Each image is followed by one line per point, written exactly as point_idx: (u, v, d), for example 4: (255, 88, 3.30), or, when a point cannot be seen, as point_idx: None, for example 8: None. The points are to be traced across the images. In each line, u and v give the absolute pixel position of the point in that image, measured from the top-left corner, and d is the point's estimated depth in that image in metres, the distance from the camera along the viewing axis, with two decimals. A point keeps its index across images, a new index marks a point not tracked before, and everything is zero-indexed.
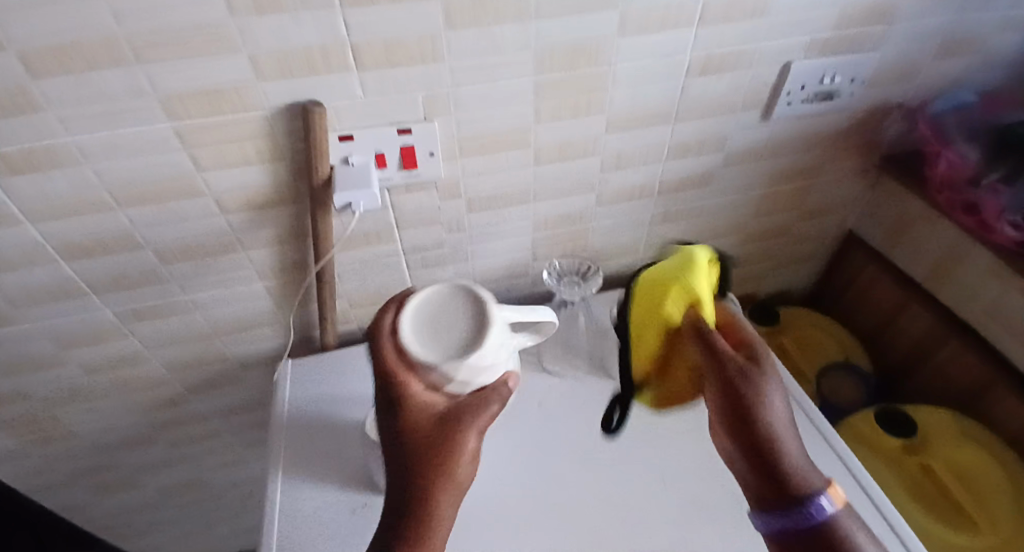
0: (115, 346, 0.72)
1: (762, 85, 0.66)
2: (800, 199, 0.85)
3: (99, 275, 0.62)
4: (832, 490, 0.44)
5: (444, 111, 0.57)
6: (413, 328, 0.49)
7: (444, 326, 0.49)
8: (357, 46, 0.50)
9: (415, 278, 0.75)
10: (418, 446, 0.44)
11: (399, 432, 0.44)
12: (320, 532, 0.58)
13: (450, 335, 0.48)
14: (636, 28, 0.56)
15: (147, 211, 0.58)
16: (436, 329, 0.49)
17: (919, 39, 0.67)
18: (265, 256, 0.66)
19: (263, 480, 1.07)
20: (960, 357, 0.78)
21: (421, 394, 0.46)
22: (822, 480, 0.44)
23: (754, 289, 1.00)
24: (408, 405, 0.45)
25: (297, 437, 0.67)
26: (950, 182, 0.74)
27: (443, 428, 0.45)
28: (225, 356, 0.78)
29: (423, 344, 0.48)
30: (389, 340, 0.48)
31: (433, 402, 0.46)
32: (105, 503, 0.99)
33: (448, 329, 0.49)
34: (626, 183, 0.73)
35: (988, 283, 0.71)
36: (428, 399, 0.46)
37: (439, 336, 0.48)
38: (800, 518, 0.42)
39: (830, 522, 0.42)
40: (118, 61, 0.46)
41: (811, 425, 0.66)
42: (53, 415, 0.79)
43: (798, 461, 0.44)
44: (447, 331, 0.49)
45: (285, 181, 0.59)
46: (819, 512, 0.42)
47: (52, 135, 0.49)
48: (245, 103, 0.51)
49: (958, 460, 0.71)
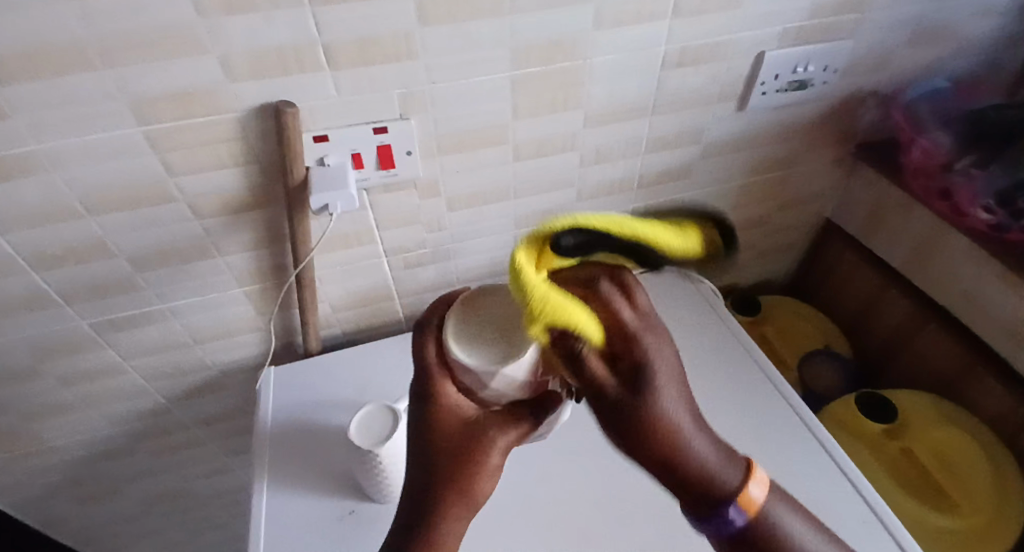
0: (91, 357, 0.70)
1: (739, 77, 0.67)
2: (779, 189, 0.85)
3: (71, 285, 0.61)
4: (752, 485, 0.28)
5: (421, 110, 0.57)
6: (456, 321, 0.35)
7: (489, 327, 0.34)
8: (330, 45, 0.49)
9: (397, 279, 0.75)
10: (446, 460, 0.35)
11: (426, 433, 0.36)
12: (307, 538, 0.58)
13: (497, 340, 0.33)
14: (611, 22, 0.56)
15: (119, 218, 0.56)
16: (478, 328, 0.34)
17: (890, 28, 0.68)
18: (242, 261, 0.65)
19: (249, 488, 1.05)
20: (937, 341, 0.79)
21: (453, 399, 0.36)
22: (737, 474, 0.28)
23: (736, 279, 1.01)
24: (439, 403, 0.36)
25: (281, 442, 0.66)
26: (925, 169, 0.74)
27: (470, 448, 0.35)
28: (206, 364, 0.77)
29: (464, 335, 0.34)
30: (434, 330, 0.37)
31: (462, 411, 0.36)
32: (88, 517, 0.97)
33: (501, 324, 0.34)
34: (607, 178, 0.73)
35: (962, 268, 0.72)
36: (463, 406, 0.36)
37: (477, 340, 0.34)
38: (713, 529, 0.28)
39: (746, 525, 0.29)
40: (82, 65, 0.45)
41: (794, 414, 0.67)
42: (29, 430, 0.77)
43: (706, 457, 0.27)
44: (497, 329, 0.34)
45: (260, 184, 0.58)
46: (733, 517, 0.28)
47: (16, 142, 0.48)
48: (217, 105, 0.50)
49: (938, 443, 0.72)
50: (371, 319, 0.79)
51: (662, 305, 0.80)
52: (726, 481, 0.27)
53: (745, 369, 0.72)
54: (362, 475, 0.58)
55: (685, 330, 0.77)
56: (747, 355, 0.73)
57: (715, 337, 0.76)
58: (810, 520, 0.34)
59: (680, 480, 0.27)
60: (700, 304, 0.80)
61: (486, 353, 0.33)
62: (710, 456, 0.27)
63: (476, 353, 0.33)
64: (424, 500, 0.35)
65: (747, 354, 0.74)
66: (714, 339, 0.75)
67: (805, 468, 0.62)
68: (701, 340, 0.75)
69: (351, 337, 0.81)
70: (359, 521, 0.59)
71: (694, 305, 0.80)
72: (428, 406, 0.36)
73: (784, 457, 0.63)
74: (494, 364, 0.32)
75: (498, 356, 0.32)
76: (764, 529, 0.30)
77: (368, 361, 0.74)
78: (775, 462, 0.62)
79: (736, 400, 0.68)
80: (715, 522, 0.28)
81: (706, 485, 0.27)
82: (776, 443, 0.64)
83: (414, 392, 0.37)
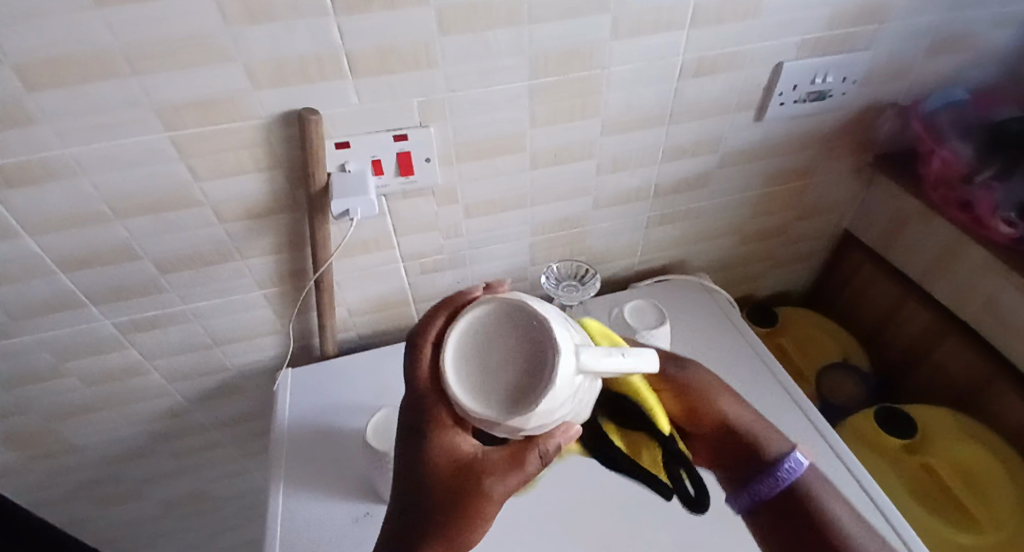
0: (113, 358, 0.71)
1: (755, 87, 0.67)
2: (796, 200, 0.85)
3: (96, 286, 0.62)
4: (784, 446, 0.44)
5: (440, 117, 0.58)
6: (456, 344, 0.37)
7: (496, 348, 0.36)
8: (352, 53, 0.50)
9: (414, 284, 0.75)
10: (427, 488, 0.35)
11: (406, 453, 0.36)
12: (321, 541, 0.58)
13: (501, 370, 0.36)
14: (628, 32, 0.56)
15: (144, 222, 0.58)
16: (483, 349, 0.37)
17: (909, 38, 0.68)
18: (263, 265, 0.67)
19: (265, 491, 1.06)
20: (958, 354, 0.78)
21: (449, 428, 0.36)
22: (786, 442, 0.44)
23: (753, 289, 1.00)
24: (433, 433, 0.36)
25: (297, 445, 0.67)
26: (944, 179, 0.74)
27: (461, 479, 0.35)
28: (224, 366, 0.78)
29: (466, 362, 0.36)
30: (432, 350, 0.38)
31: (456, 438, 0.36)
32: (107, 517, 0.98)
33: (507, 354, 0.36)
34: (623, 186, 0.73)
35: (983, 280, 0.71)
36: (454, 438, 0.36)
37: (478, 363, 0.36)
38: (771, 482, 0.42)
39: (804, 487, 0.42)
40: (113, 73, 0.46)
41: (810, 425, 0.66)
42: (51, 429, 0.78)
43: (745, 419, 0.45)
44: (504, 349, 0.36)
45: (282, 189, 0.59)
46: (791, 472, 0.42)
47: (49, 148, 0.50)
48: (241, 112, 0.51)
49: (959, 459, 0.71)
50: (387, 324, 0.80)
51: (678, 314, 0.80)
52: (775, 443, 0.44)
53: (762, 379, 0.71)
54: (378, 479, 0.59)
55: (701, 339, 0.76)
56: (763, 367, 0.73)
57: (732, 347, 0.75)
58: (871, 526, 0.43)
59: (741, 443, 0.44)
60: (716, 313, 0.80)
61: (487, 389, 0.35)
62: (754, 422, 0.45)
63: (475, 378, 0.35)
64: (415, 525, 0.35)
65: (763, 364, 0.73)
66: (730, 350, 0.75)
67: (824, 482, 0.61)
68: (717, 351, 0.75)
69: (368, 341, 0.82)
70: (375, 524, 0.59)
71: (709, 314, 0.80)
72: (424, 437, 0.36)
73: None
74: (496, 410, 0.34)
75: (503, 396, 0.35)
76: (822, 516, 0.41)
77: (384, 365, 0.75)
78: None
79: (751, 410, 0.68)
80: (772, 479, 0.42)
81: (757, 446, 0.44)
82: None
83: (413, 419, 0.37)
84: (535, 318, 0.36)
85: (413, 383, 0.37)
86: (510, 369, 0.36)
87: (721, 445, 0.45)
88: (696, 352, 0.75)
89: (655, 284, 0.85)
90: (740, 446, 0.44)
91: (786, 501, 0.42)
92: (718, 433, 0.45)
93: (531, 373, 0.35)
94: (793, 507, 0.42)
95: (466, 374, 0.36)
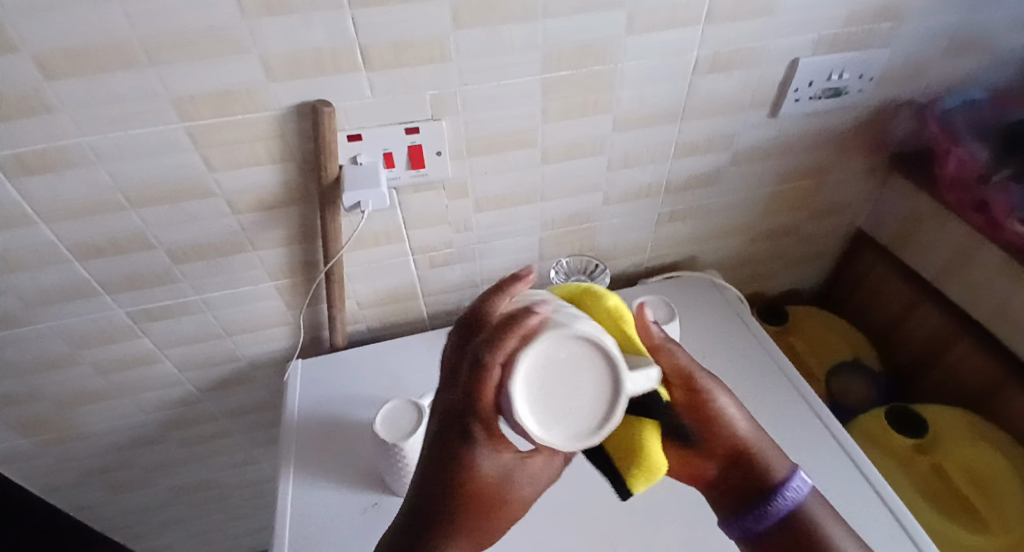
0: (126, 346, 0.72)
1: (770, 84, 0.66)
2: (809, 198, 0.84)
3: (111, 275, 0.63)
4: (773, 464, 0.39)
5: (452, 111, 0.58)
6: (527, 369, 0.30)
7: (562, 372, 0.31)
8: (366, 46, 0.50)
9: (423, 278, 0.76)
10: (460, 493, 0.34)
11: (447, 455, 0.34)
12: (329, 530, 0.59)
13: (570, 398, 0.31)
14: (643, 27, 0.56)
15: (159, 212, 0.59)
16: (551, 375, 0.31)
17: (928, 36, 0.67)
18: (274, 256, 0.67)
19: (272, 481, 1.07)
20: (971, 357, 0.77)
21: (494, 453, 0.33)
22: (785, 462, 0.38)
23: (762, 288, 0.99)
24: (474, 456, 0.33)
25: (306, 434, 0.67)
26: (960, 180, 0.73)
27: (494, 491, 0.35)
28: (234, 356, 0.79)
29: (532, 390, 0.30)
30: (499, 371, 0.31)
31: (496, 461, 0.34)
32: (117, 503, 1.00)
33: (576, 379, 0.31)
34: (633, 183, 0.73)
35: (999, 283, 0.70)
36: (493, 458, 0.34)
37: (544, 389, 0.31)
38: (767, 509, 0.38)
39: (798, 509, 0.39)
40: (132, 64, 0.47)
41: (821, 425, 0.66)
42: (65, 415, 0.80)
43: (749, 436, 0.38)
44: (570, 375, 0.31)
45: (294, 180, 0.59)
46: (793, 497, 0.38)
47: (67, 137, 0.50)
48: (256, 103, 0.52)
49: (971, 461, 0.70)
50: (396, 317, 0.81)
51: (687, 311, 0.80)
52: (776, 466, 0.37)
53: (772, 378, 0.71)
54: (386, 470, 0.59)
55: (710, 336, 0.76)
56: (773, 365, 0.72)
57: (741, 345, 0.75)
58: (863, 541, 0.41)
59: (742, 467, 0.37)
60: (726, 311, 0.79)
61: (552, 419, 0.31)
62: (758, 441, 0.38)
63: (541, 406, 0.31)
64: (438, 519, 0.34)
65: (773, 363, 0.73)
66: (739, 348, 0.75)
67: (833, 482, 0.61)
68: (727, 348, 0.75)
69: (376, 334, 0.82)
70: (382, 514, 0.60)
71: (719, 312, 0.79)
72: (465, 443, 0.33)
73: (810, 469, 0.62)
74: (561, 437, 0.31)
75: (569, 425, 0.31)
76: (807, 528, 0.39)
77: (392, 358, 0.75)
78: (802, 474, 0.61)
79: (759, 408, 0.67)
80: (771, 508, 0.38)
81: (762, 473, 0.37)
82: (800, 454, 0.63)
83: (454, 424, 0.34)
84: (605, 348, 0.31)
85: (464, 403, 0.33)
86: (577, 400, 0.31)
87: (714, 470, 0.38)
88: (705, 349, 0.75)
89: (664, 281, 0.85)
90: (743, 472, 0.37)
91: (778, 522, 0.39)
92: (717, 455, 0.37)
93: (596, 411, 0.31)
94: (785, 528, 0.39)
95: (532, 400, 0.31)
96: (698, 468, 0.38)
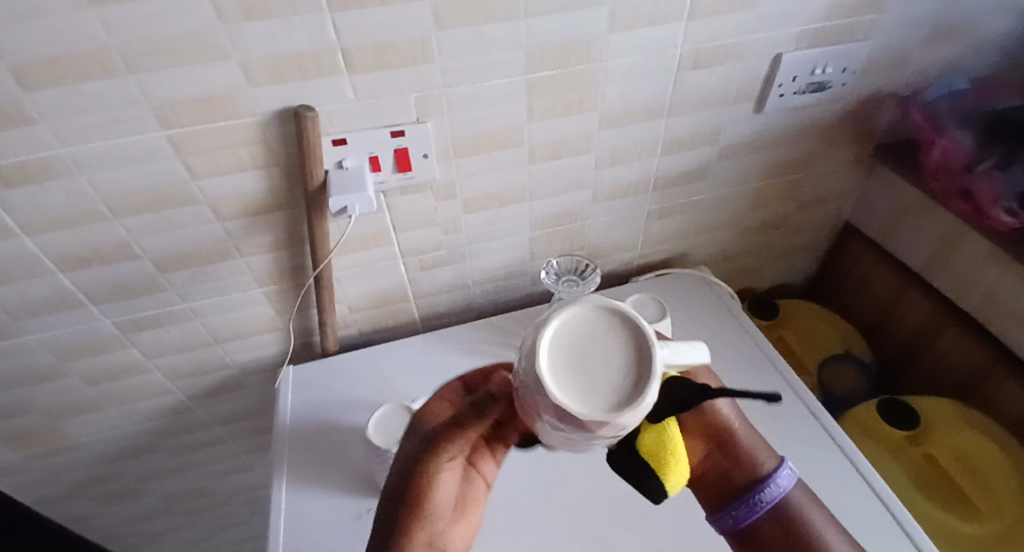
0: (114, 356, 0.72)
1: (755, 78, 0.66)
2: (797, 191, 0.85)
3: (96, 285, 0.63)
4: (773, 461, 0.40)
5: (437, 113, 0.57)
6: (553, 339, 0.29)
7: (596, 350, 0.29)
8: (348, 49, 0.50)
9: (413, 280, 0.75)
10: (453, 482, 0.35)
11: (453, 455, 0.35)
12: (325, 536, 0.59)
13: (599, 368, 0.28)
14: (627, 24, 0.56)
15: (143, 221, 0.58)
16: (582, 349, 0.29)
17: (910, 27, 0.67)
18: (262, 263, 0.66)
19: (267, 486, 1.07)
20: (959, 345, 0.78)
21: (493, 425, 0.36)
22: (767, 460, 0.39)
23: (753, 281, 1.00)
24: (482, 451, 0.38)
25: (298, 441, 0.67)
26: (945, 169, 0.73)
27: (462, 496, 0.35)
28: (225, 363, 0.78)
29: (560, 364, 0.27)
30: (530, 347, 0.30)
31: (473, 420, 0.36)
32: (111, 514, 0.99)
33: (605, 354, 0.29)
34: (621, 180, 0.73)
35: (985, 271, 0.71)
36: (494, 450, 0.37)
37: (572, 356, 0.28)
38: (758, 503, 0.38)
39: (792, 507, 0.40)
40: (110, 72, 0.46)
41: (811, 417, 0.66)
42: (54, 427, 0.79)
43: (741, 431, 0.39)
44: (601, 352, 0.29)
45: (280, 186, 0.59)
46: (783, 487, 0.39)
47: (46, 148, 0.50)
48: (238, 109, 0.51)
49: (962, 449, 0.71)
50: (387, 320, 0.80)
51: (678, 307, 0.80)
52: (761, 461, 0.39)
53: (763, 371, 0.71)
54: (380, 474, 0.59)
55: (701, 332, 0.76)
56: (764, 358, 0.73)
57: (732, 340, 0.75)
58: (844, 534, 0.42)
59: (731, 462, 0.39)
60: (717, 306, 0.80)
61: (584, 390, 0.27)
62: (747, 437, 0.40)
63: (568, 367, 0.27)
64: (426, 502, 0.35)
65: (764, 357, 0.73)
66: (731, 342, 0.75)
67: (826, 474, 0.61)
68: (718, 343, 0.75)
69: (368, 337, 0.82)
70: None
71: (710, 307, 0.80)
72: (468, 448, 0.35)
73: (803, 460, 0.62)
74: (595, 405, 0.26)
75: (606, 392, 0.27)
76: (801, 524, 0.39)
77: (384, 361, 0.75)
78: (796, 468, 0.62)
79: (751, 402, 0.68)
80: (763, 498, 0.38)
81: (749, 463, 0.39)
82: (792, 446, 0.63)
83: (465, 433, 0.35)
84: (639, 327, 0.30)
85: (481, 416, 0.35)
86: (606, 371, 0.28)
87: (714, 464, 0.39)
88: (697, 345, 0.75)
89: (654, 277, 0.85)
90: (734, 462, 0.39)
91: (773, 520, 0.39)
92: (716, 450, 0.38)
93: (634, 380, 0.27)
94: (779, 524, 0.39)
95: (563, 371, 0.27)
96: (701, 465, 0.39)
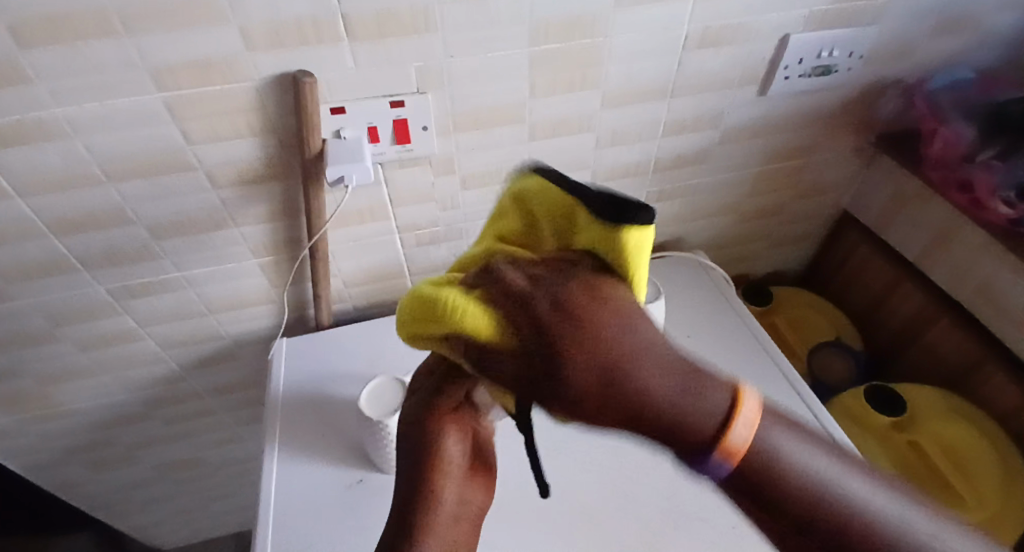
0: (107, 323, 0.71)
1: (760, 61, 0.66)
2: (796, 178, 0.84)
3: (89, 251, 0.62)
4: (743, 412, 0.22)
5: (438, 85, 0.57)
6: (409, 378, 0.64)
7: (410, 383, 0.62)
8: (348, 15, 0.49)
9: (409, 257, 0.75)
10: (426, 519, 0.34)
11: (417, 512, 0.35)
12: (314, 507, 0.59)
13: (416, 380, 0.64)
14: (632, 0, 0.55)
15: (138, 185, 0.57)
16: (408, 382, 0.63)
17: (918, 14, 0.67)
18: (256, 233, 0.66)
19: (259, 459, 1.08)
20: (951, 335, 0.79)
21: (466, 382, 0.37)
22: (718, 412, 0.22)
23: (748, 269, 1.00)
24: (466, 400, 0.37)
25: (292, 411, 0.67)
26: (945, 161, 0.74)
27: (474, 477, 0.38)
28: (219, 334, 0.78)
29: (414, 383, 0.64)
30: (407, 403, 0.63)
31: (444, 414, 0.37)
32: (102, 481, 0.99)
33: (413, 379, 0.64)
34: (621, 161, 0.72)
35: (981, 262, 0.71)
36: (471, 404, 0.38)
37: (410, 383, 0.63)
38: (698, 470, 0.23)
39: (730, 478, 0.22)
40: (106, 31, 0.45)
41: (798, 398, 0.66)
42: (45, 394, 0.79)
43: (642, 380, 0.23)
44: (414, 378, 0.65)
45: (277, 155, 0.58)
46: (717, 471, 0.23)
47: (41, 107, 0.49)
48: (236, 74, 0.50)
49: (947, 438, 0.72)
50: (382, 296, 0.80)
51: (673, 292, 0.80)
52: (701, 397, 0.23)
53: (755, 358, 0.72)
54: (371, 443, 0.59)
55: (696, 317, 0.77)
56: (757, 342, 0.73)
57: (726, 325, 0.76)
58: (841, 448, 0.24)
59: (617, 394, 0.23)
60: (711, 290, 0.80)
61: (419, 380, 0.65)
62: (638, 351, 0.24)
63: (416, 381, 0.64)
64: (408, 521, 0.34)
65: (759, 341, 0.73)
66: (723, 327, 0.75)
67: None
68: (712, 328, 0.75)
69: (363, 313, 0.82)
70: (367, 490, 0.60)
71: (706, 292, 0.80)
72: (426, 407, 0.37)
73: None
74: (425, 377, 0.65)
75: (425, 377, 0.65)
76: (843, 510, 0.21)
77: (378, 337, 0.75)
78: None
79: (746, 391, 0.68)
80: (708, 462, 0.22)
81: (669, 418, 0.23)
82: None
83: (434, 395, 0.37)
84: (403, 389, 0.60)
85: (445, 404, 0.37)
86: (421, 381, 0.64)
87: (607, 382, 0.24)
88: (689, 328, 0.75)
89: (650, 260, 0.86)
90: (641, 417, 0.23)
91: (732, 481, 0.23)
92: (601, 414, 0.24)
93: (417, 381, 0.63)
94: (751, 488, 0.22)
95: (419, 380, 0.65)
96: (630, 377, 0.23)
